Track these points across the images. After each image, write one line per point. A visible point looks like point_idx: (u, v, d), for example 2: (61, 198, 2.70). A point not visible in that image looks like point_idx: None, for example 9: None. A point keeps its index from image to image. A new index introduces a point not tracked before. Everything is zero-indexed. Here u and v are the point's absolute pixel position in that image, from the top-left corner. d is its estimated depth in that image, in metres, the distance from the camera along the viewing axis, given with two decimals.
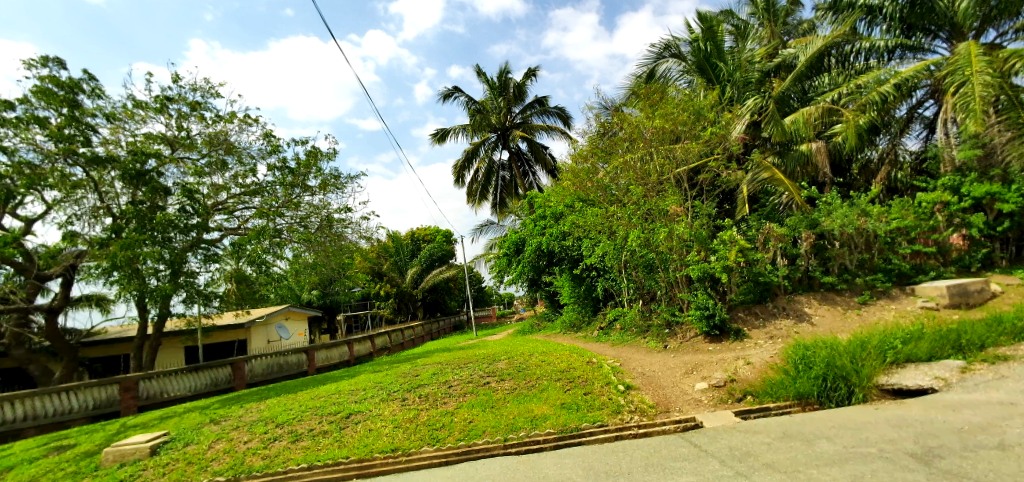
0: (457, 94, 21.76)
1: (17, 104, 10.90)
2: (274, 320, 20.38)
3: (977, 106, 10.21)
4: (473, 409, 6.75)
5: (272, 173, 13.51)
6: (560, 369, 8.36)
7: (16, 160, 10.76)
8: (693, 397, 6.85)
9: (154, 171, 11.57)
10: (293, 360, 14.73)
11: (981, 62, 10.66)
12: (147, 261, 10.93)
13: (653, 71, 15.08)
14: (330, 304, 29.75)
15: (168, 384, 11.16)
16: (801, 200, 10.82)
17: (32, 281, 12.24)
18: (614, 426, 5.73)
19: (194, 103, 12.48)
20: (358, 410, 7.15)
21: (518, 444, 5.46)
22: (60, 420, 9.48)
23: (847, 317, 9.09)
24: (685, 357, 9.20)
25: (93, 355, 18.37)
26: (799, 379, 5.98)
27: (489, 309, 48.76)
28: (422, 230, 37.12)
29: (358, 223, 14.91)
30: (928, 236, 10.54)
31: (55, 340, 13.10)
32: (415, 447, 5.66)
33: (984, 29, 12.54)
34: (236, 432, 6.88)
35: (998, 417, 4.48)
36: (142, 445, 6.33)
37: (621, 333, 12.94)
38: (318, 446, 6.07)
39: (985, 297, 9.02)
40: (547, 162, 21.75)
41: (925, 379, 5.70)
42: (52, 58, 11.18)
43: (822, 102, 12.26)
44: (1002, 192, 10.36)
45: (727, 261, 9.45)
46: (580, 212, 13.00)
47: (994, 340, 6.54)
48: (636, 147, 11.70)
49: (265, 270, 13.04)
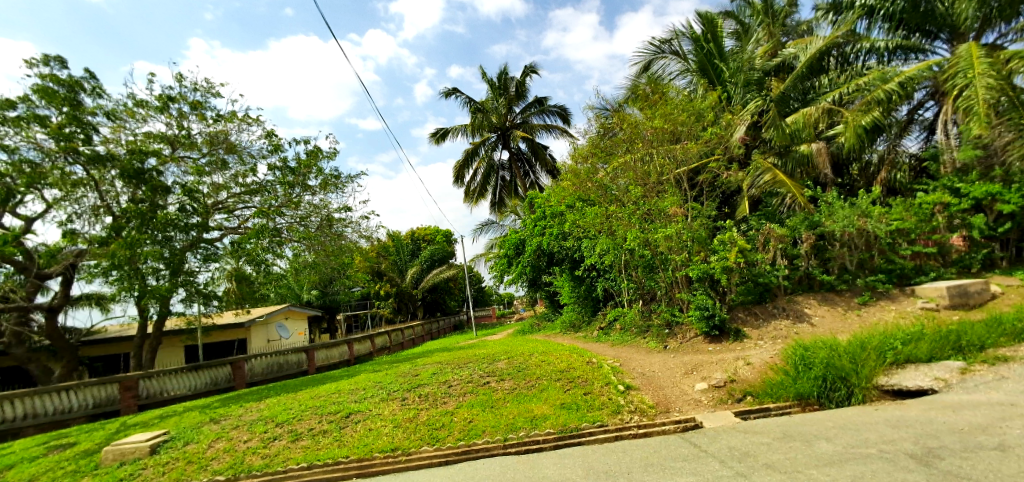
0: (458, 93, 21.77)
1: (17, 103, 10.91)
2: (274, 320, 20.37)
3: (979, 109, 10.18)
4: (473, 408, 6.76)
5: (272, 173, 13.53)
6: (559, 369, 8.37)
7: (16, 158, 10.76)
8: (693, 397, 6.85)
9: (154, 170, 11.58)
10: (293, 359, 14.72)
11: (984, 64, 10.63)
12: (147, 261, 10.92)
13: (651, 65, 15.10)
14: (330, 303, 29.76)
15: (168, 383, 11.16)
16: (801, 201, 10.83)
17: (31, 281, 12.25)
18: (615, 426, 5.73)
19: (195, 103, 12.49)
20: (358, 410, 7.15)
21: (518, 444, 5.47)
22: (60, 419, 9.48)
23: (847, 318, 9.09)
24: (685, 357, 9.19)
25: (93, 354, 18.37)
26: (799, 380, 5.98)
27: (489, 309, 48.76)
28: (422, 230, 37.08)
29: (358, 223, 14.91)
30: (929, 237, 10.55)
31: (54, 339, 13.11)
32: (415, 447, 5.66)
33: (984, 31, 12.49)
34: (236, 431, 6.88)
35: (998, 418, 4.48)
36: (141, 445, 6.33)
37: (621, 333, 12.94)
38: (317, 446, 6.07)
39: (985, 298, 9.03)
40: (547, 161, 21.76)
41: (925, 380, 5.71)
42: (53, 56, 11.19)
43: (822, 103, 12.26)
44: (1002, 193, 10.37)
45: (727, 261, 9.45)
46: (580, 213, 12.99)
47: (994, 341, 6.55)
48: (636, 148, 11.70)
49: (265, 269, 13.02)
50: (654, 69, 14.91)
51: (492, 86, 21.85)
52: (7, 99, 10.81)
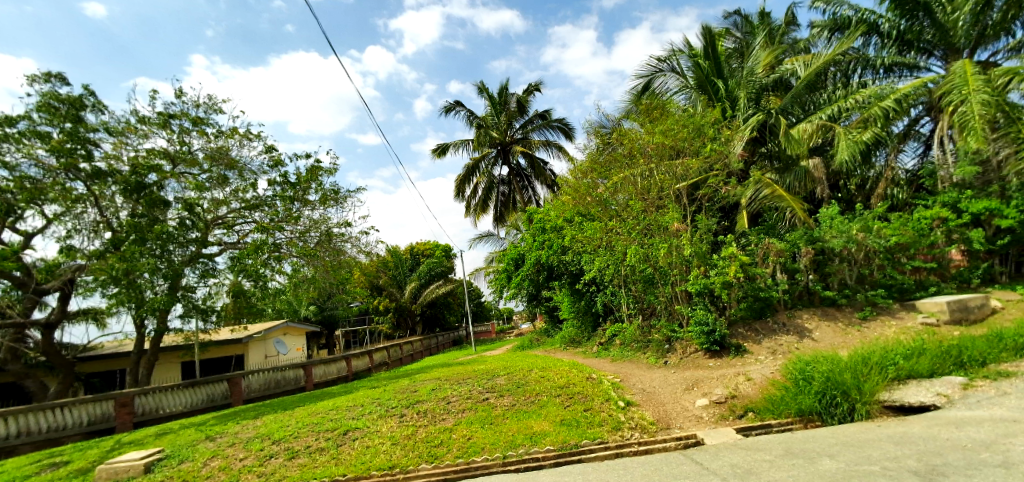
0: (459, 108, 21.97)
1: (18, 120, 10.99)
2: (272, 336, 20.34)
3: (975, 124, 10.28)
4: (472, 425, 6.71)
5: (273, 188, 13.65)
6: (559, 385, 8.33)
7: (17, 175, 10.80)
8: (694, 413, 6.80)
9: (154, 185, 11.61)
10: (291, 375, 14.61)
11: (978, 81, 10.78)
12: (144, 274, 10.87)
13: (649, 83, 15.30)
14: (329, 318, 29.60)
15: (165, 399, 11.05)
16: (801, 216, 10.90)
17: (29, 296, 12.23)
18: (614, 443, 5.67)
19: (196, 118, 12.58)
20: (356, 427, 7.08)
21: (516, 462, 5.39)
22: (53, 437, 9.38)
23: (848, 333, 9.02)
24: (685, 373, 9.14)
25: (90, 370, 18.26)
26: (801, 395, 5.92)
27: (488, 325, 48.60)
28: (421, 244, 36.50)
29: (358, 238, 14.90)
30: (928, 251, 10.56)
31: (50, 355, 12.98)
32: (413, 465, 5.58)
33: (977, 48, 12.78)
34: (232, 450, 6.79)
35: (1002, 435, 4.43)
36: (136, 463, 6.25)
37: (621, 348, 12.90)
38: (315, 464, 5.99)
39: (985, 312, 9.10)
40: (546, 176, 21.85)
41: (927, 395, 5.70)
42: (55, 74, 11.34)
43: (818, 119, 12.43)
44: (1000, 208, 10.46)
45: (727, 276, 9.40)
46: (580, 228, 12.91)
47: (996, 356, 6.52)
48: (636, 163, 11.75)
49: (263, 284, 12.94)
50: (654, 86, 15.08)
51: (492, 100, 22.06)
52: (8, 116, 10.90)
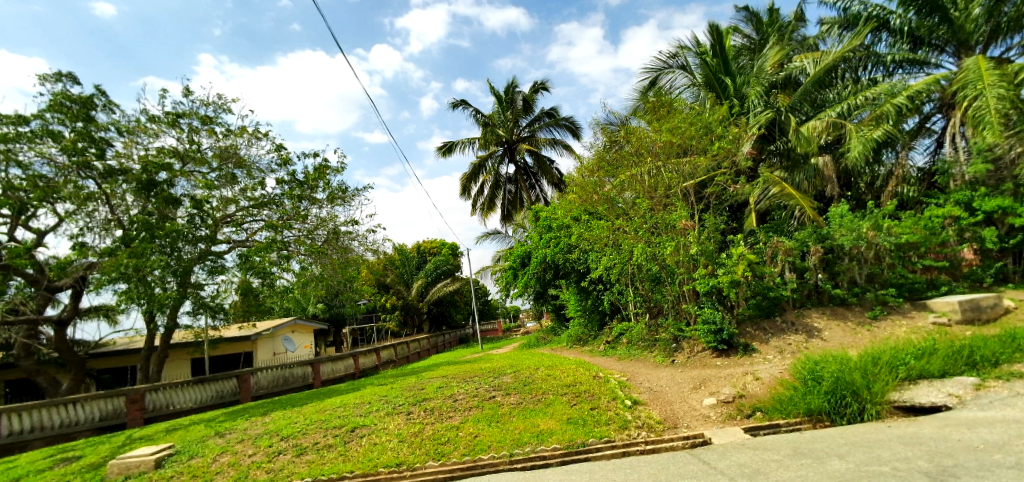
0: (465, 106, 21.97)
1: (31, 119, 11.12)
2: (280, 333, 20.50)
3: (992, 118, 10.13)
4: (479, 423, 6.72)
5: (281, 186, 13.71)
6: (565, 383, 8.33)
7: (30, 173, 10.93)
8: (701, 412, 6.78)
9: (164, 184, 11.72)
10: (299, 373, 14.71)
11: (993, 76, 10.63)
12: (154, 271, 10.99)
13: (657, 80, 15.21)
14: (336, 316, 29.76)
15: (175, 396, 11.17)
16: (810, 214, 10.80)
17: (42, 293, 12.38)
18: (621, 442, 5.66)
19: (205, 117, 12.67)
20: (363, 424, 7.11)
21: (523, 460, 5.39)
22: (66, 432, 9.50)
23: (858, 333, 8.94)
24: (692, 372, 9.10)
25: (101, 367, 18.49)
26: (809, 395, 5.88)
27: (494, 324, 48.67)
28: (427, 243, 36.63)
29: (365, 236, 14.95)
30: (939, 250, 10.45)
31: (62, 351, 13.15)
32: (420, 462, 5.60)
33: (990, 45, 12.62)
34: (241, 446, 6.85)
35: (1015, 436, 4.38)
36: (147, 458, 6.31)
37: (628, 346, 12.87)
38: (323, 460, 6.03)
39: (998, 312, 8.98)
40: (553, 175, 21.79)
41: (939, 396, 5.63)
42: (67, 73, 11.46)
43: (828, 117, 12.30)
44: (1013, 206, 10.31)
45: (735, 275, 9.33)
46: (586, 226, 12.88)
47: (1009, 356, 6.43)
48: (643, 161, 11.70)
49: (271, 282, 13.02)
50: (661, 83, 15.00)
51: (499, 99, 22.04)
52: (21, 115, 11.03)
